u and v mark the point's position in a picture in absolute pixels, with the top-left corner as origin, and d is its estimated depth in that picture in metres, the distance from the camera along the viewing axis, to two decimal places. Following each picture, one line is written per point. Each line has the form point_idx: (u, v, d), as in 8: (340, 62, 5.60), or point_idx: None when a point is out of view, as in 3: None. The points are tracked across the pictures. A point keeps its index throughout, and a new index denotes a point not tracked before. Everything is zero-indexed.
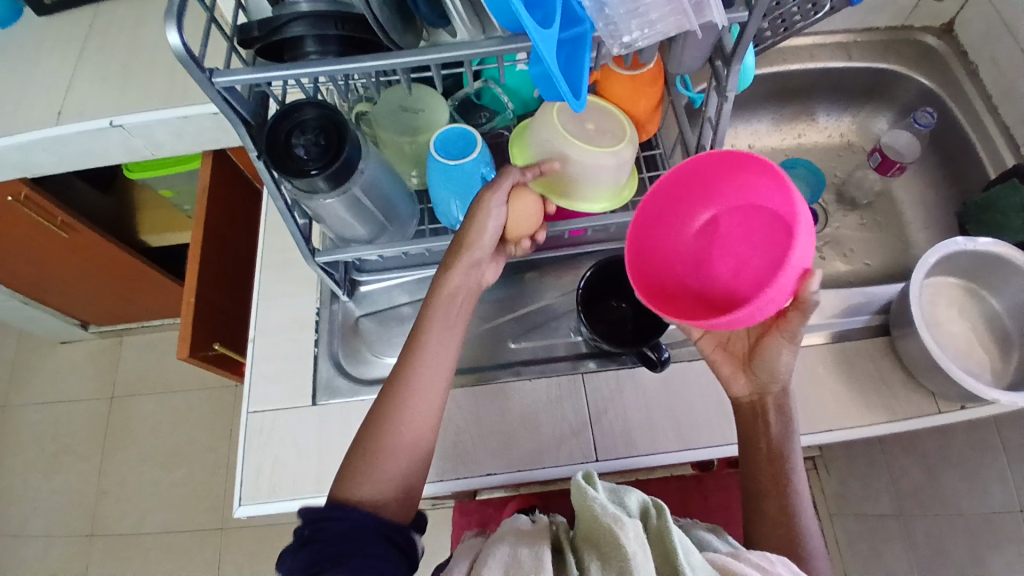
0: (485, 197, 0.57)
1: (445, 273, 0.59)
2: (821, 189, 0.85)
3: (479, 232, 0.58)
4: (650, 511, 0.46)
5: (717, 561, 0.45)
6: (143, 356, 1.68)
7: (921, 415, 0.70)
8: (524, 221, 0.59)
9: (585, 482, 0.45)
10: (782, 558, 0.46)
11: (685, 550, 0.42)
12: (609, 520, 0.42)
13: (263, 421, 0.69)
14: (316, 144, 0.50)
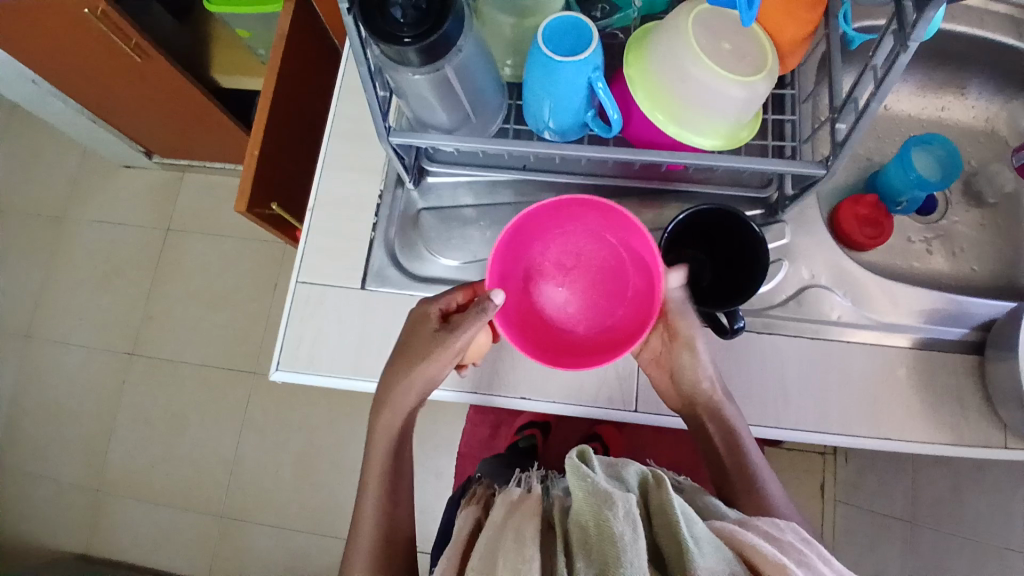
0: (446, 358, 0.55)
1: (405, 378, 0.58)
2: (955, 172, 0.74)
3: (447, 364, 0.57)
4: (651, 485, 0.44)
5: (726, 532, 0.41)
6: (200, 198, 1.71)
7: (988, 445, 0.64)
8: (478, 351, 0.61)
9: (577, 461, 0.44)
10: (793, 524, 0.42)
11: (688, 522, 0.39)
12: (598, 501, 0.40)
13: (310, 293, 0.68)
14: (415, 7, 0.44)
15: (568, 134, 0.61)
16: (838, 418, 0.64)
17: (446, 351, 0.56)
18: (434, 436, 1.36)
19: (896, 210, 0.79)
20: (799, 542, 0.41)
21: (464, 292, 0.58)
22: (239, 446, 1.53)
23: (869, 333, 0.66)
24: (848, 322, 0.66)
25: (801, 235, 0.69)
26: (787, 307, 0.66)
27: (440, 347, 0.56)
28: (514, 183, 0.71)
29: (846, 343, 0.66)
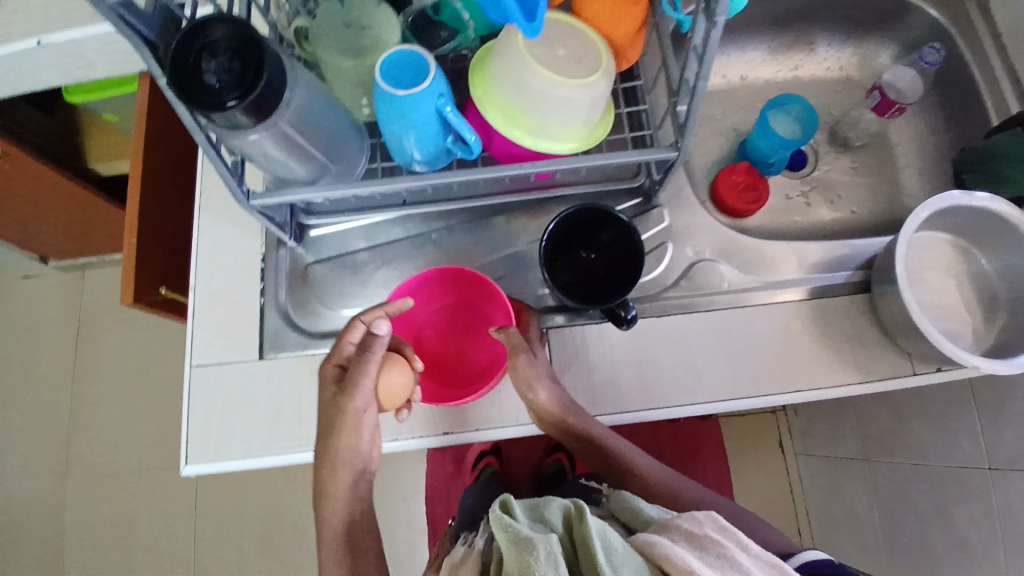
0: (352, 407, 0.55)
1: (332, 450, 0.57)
2: (814, 128, 0.79)
3: (359, 427, 0.56)
4: (573, 516, 0.43)
5: (646, 543, 0.42)
6: (106, 292, 1.63)
7: (895, 376, 0.67)
8: (404, 395, 0.58)
9: (500, 512, 0.44)
10: (712, 513, 0.43)
11: (607, 550, 0.39)
12: (520, 550, 0.39)
13: (208, 376, 0.65)
14: (230, 69, 0.42)
15: (435, 162, 0.60)
16: (753, 381, 0.65)
17: (343, 414, 0.55)
18: (398, 484, 1.32)
19: (770, 172, 0.82)
20: (717, 533, 0.41)
21: (354, 334, 0.57)
22: (195, 543, 1.44)
23: (762, 292, 0.69)
24: (741, 286, 0.69)
25: (683, 215, 0.71)
26: (680, 286, 0.69)
27: (335, 407, 0.55)
28: (400, 219, 0.71)
29: (744, 307, 0.68)
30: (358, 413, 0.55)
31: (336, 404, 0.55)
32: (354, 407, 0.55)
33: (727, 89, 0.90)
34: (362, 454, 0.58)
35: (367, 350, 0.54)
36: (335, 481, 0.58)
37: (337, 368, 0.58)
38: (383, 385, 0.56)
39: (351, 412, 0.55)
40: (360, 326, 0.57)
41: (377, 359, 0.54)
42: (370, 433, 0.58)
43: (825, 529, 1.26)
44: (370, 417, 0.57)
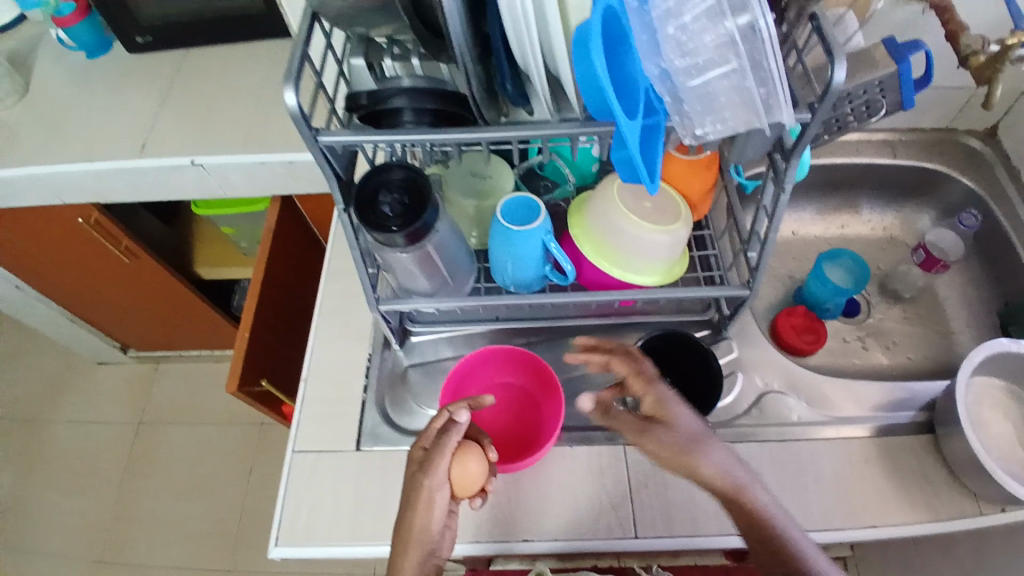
0: (423, 490, 0.56)
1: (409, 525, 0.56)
2: (866, 281, 0.87)
3: (432, 509, 0.57)
4: None
5: None
6: (176, 386, 1.78)
7: (963, 516, 0.68)
8: (477, 483, 0.59)
9: None
10: None
11: None
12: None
13: (306, 462, 0.71)
14: (400, 203, 0.54)
15: (530, 286, 0.70)
16: (823, 514, 0.67)
17: (417, 491, 0.56)
18: None
19: (827, 315, 0.89)
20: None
21: (439, 420, 0.59)
22: None
23: (829, 427, 0.72)
24: (807, 421, 0.73)
25: (748, 347, 0.78)
26: (751, 415, 0.73)
27: (412, 485, 0.57)
28: (490, 334, 0.79)
29: (810, 440, 0.71)
30: (430, 494, 0.56)
31: (413, 481, 0.57)
32: (428, 487, 0.56)
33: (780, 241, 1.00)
34: (433, 537, 0.57)
35: (446, 437, 0.57)
36: (401, 569, 0.56)
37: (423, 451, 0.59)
38: (459, 471, 0.58)
39: (425, 491, 0.56)
40: (445, 414, 0.59)
41: (451, 446, 0.57)
42: (441, 516, 0.58)
43: None
44: (441, 501, 0.57)
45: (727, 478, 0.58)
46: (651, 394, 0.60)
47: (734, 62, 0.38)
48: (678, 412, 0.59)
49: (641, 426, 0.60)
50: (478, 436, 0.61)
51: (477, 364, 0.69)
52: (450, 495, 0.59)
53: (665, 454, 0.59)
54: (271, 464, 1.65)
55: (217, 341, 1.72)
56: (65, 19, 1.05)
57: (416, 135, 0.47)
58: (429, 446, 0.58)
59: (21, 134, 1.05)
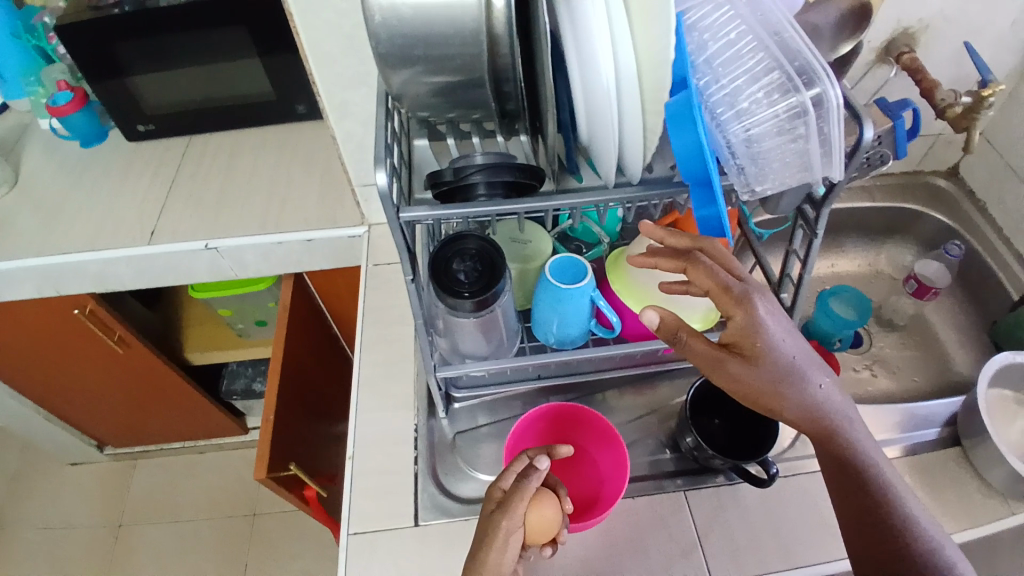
0: (501, 524, 0.55)
1: (484, 556, 0.54)
2: (868, 311, 0.93)
3: (506, 552, 0.55)
4: None
5: None
6: (156, 480, 1.68)
7: (1003, 522, 0.71)
8: (550, 531, 0.59)
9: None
10: None
11: None
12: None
13: (365, 542, 0.69)
14: (473, 270, 0.57)
15: (574, 342, 0.72)
16: None
17: (495, 529, 0.55)
18: None
19: (835, 349, 0.95)
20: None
21: (521, 464, 0.59)
22: None
23: None
24: None
25: None
26: (796, 447, 0.75)
27: (489, 524, 0.56)
28: (532, 393, 0.80)
29: None
30: (507, 536, 0.55)
31: (491, 519, 0.56)
32: (506, 528, 0.55)
33: None
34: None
35: (526, 479, 0.57)
36: None
37: (502, 492, 0.59)
38: (535, 516, 0.58)
39: (502, 532, 0.55)
40: (525, 459, 0.60)
41: (531, 491, 0.56)
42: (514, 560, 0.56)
43: None
44: (517, 544, 0.56)
45: (811, 419, 0.55)
46: (741, 316, 0.52)
47: (800, 131, 0.43)
48: (768, 337, 0.52)
49: (721, 353, 0.53)
50: (554, 485, 0.61)
51: (535, 419, 0.70)
52: (522, 540, 0.58)
53: (744, 388, 0.54)
54: (268, 557, 1.56)
55: (204, 429, 1.65)
56: (61, 108, 1.05)
57: (494, 207, 0.52)
58: (508, 488, 0.58)
59: (16, 225, 1.02)
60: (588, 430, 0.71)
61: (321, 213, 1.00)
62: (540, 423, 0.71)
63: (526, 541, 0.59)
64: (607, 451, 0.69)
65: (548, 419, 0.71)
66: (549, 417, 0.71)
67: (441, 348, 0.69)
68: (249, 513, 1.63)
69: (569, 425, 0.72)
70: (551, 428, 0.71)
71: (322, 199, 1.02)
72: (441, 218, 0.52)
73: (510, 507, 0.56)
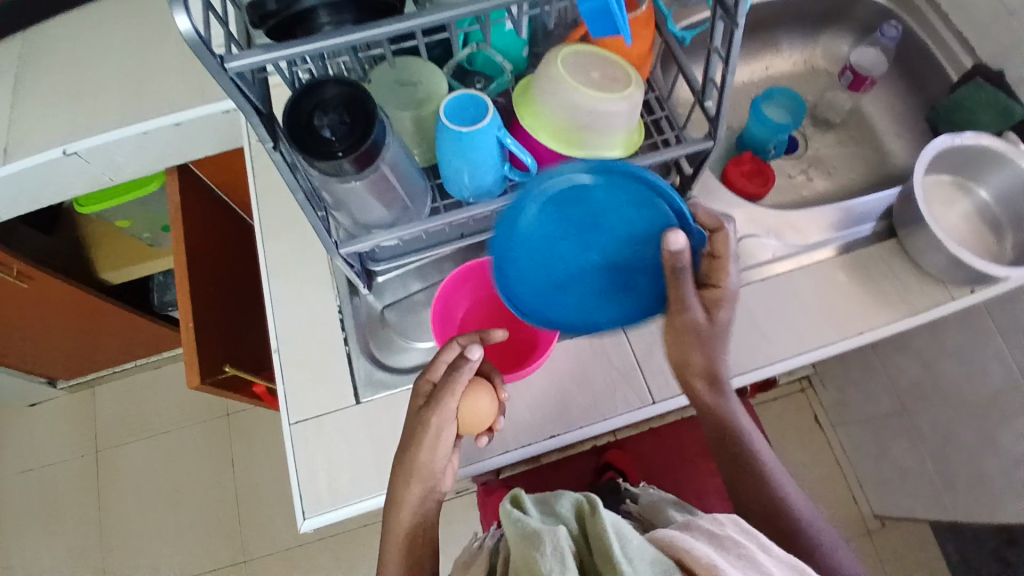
0: (429, 422, 0.57)
1: (415, 453, 0.58)
2: (803, 113, 0.88)
3: (437, 447, 0.58)
4: (584, 510, 0.45)
5: (670, 540, 0.44)
6: (121, 402, 1.65)
7: (936, 304, 0.72)
8: (484, 420, 0.60)
9: (510, 507, 0.46)
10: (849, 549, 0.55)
11: (622, 540, 0.41)
12: (529, 545, 0.42)
13: (309, 430, 0.66)
14: (341, 123, 0.49)
15: (492, 193, 0.65)
16: (814, 335, 0.70)
17: (425, 428, 0.57)
18: (455, 537, 1.33)
19: (770, 157, 0.91)
20: (739, 535, 0.44)
21: (451, 354, 0.58)
22: None
23: (800, 257, 0.74)
24: (780, 256, 0.75)
25: (711, 201, 0.79)
26: (730, 263, 0.74)
27: (418, 422, 0.58)
28: (459, 252, 0.75)
29: (784, 273, 0.74)
30: (438, 432, 0.57)
31: (419, 418, 0.58)
32: (435, 425, 0.57)
33: None
34: (434, 473, 0.59)
35: (457, 371, 0.57)
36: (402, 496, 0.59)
37: (430, 385, 0.60)
38: (466, 406, 0.58)
39: (432, 429, 0.57)
40: (455, 349, 0.58)
41: (459, 385, 0.57)
42: (447, 451, 0.59)
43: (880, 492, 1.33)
44: (449, 436, 0.58)
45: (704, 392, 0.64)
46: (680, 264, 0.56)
47: None
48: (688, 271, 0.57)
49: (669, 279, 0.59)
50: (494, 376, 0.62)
51: (461, 272, 0.65)
52: (457, 430, 0.60)
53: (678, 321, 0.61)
54: (252, 449, 1.59)
55: (153, 346, 1.59)
56: None
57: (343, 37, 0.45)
58: (439, 380, 0.58)
59: None
60: None
61: (189, 90, 0.85)
62: (466, 277, 0.66)
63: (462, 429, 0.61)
64: None
65: (475, 272, 0.66)
66: (472, 270, 0.66)
67: (343, 223, 0.62)
68: (223, 414, 1.63)
69: (497, 273, 0.67)
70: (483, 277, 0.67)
71: (187, 74, 0.86)
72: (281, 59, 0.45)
73: (439, 404, 0.57)
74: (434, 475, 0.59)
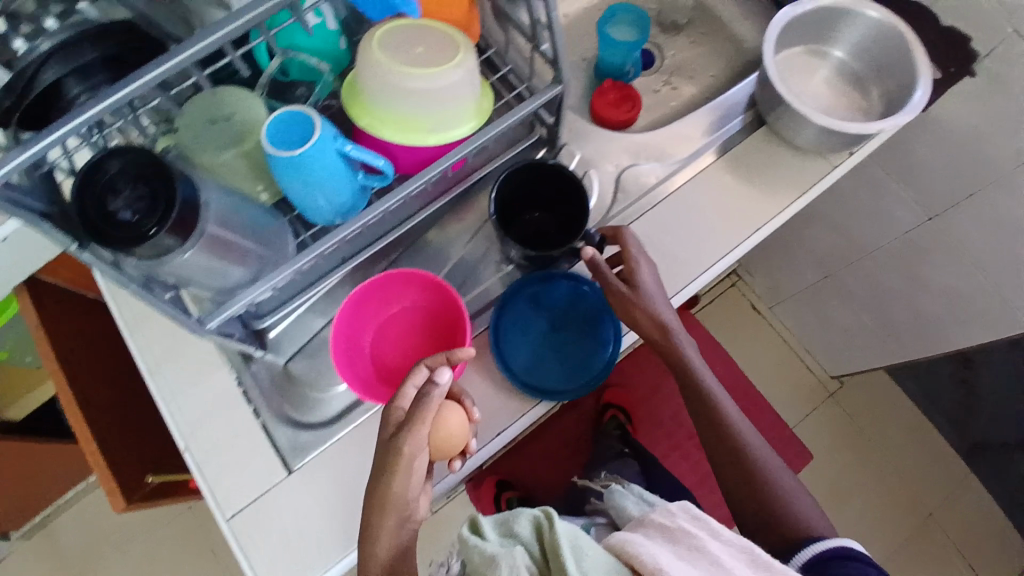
0: (406, 447, 0.52)
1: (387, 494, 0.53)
2: (649, 25, 0.85)
3: (411, 476, 0.54)
4: (541, 523, 0.47)
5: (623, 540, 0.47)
6: (71, 537, 1.50)
7: (823, 177, 0.72)
8: (456, 445, 0.57)
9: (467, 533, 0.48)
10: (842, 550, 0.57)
11: (577, 556, 0.44)
12: None
13: (248, 519, 0.60)
14: (141, 197, 0.42)
15: (356, 207, 0.61)
16: (721, 244, 0.70)
17: (398, 457, 0.52)
18: None
19: (630, 79, 0.88)
20: (688, 523, 0.48)
21: (420, 376, 0.55)
22: None
23: (682, 171, 0.72)
24: (666, 176, 0.73)
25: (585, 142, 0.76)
26: (620, 200, 0.72)
27: (389, 450, 0.53)
28: (348, 279, 0.68)
29: (676, 192, 0.72)
30: (411, 461, 0.53)
31: (391, 447, 0.53)
32: (409, 453, 0.52)
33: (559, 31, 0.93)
34: (409, 499, 0.54)
35: (425, 399, 0.52)
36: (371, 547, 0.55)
37: (400, 411, 0.54)
38: (440, 431, 0.56)
39: (405, 458, 0.52)
40: (423, 372, 0.55)
41: (430, 411, 0.52)
42: (419, 481, 0.55)
43: (831, 354, 1.39)
44: (420, 465, 0.54)
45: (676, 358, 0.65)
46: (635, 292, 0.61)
47: None
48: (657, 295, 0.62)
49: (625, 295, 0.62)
50: (456, 395, 0.59)
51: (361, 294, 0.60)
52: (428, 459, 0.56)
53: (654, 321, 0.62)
54: None
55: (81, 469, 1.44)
56: None
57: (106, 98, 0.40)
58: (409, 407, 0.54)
59: None
60: (422, 287, 0.62)
61: None
62: (372, 299, 0.61)
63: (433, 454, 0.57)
64: (447, 299, 0.61)
65: (381, 294, 0.62)
66: (375, 293, 0.61)
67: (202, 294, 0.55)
68: (186, 508, 1.52)
69: (401, 290, 0.62)
70: (393, 297, 0.63)
71: None
72: (57, 141, 0.39)
73: (413, 425, 0.52)
74: (409, 501, 0.55)
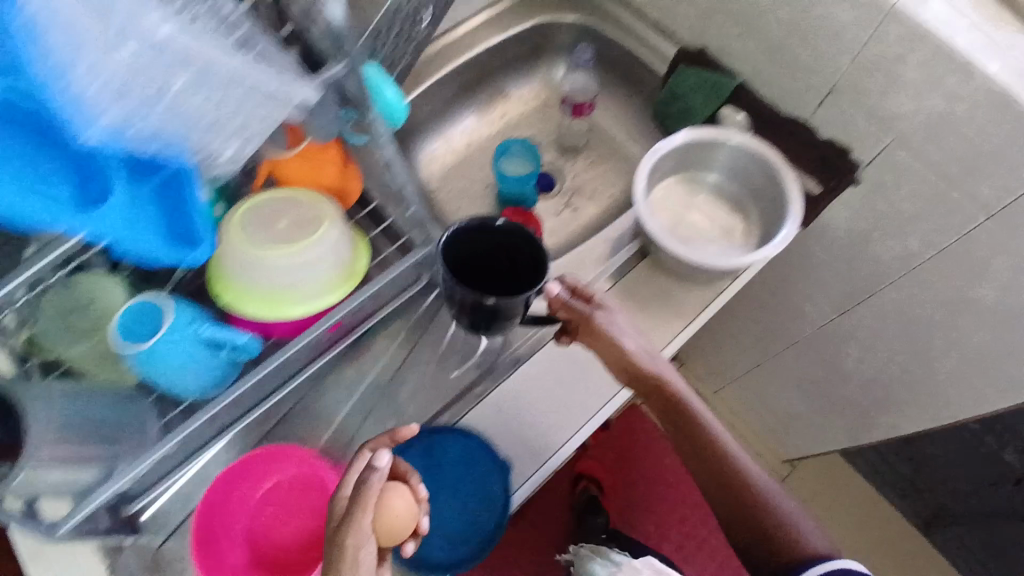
0: (356, 528, 0.50)
1: None
2: (537, 157, 0.89)
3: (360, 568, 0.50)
4: None
5: None
6: None
7: (706, 304, 0.75)
8: (403, 529, 0.54)
9: None
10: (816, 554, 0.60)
11: None
12: None
13: None
14: None
15: (227, 379, 0.59)
16: (614, 380, 0.70)
17: (340, 552, 0.50)
18: None
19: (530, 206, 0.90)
20: None
21: (362, 458, 0.55)
22: None
23: None
24: None
25: None
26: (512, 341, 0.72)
27: (330, 547, 0.50)
28: (233, 444, 0.66)
29: None
30: (356, 555, 0.50)
31: (334, 540, 0.50)
32: (354, 542, 0.50)
33: (460, 159, 0.95)
34: None
35: (365, 484, 0.52)
36: None
37: (343, 500, 0.53)
38: (385, 515, 0.53)
39: (349, 550, 0.50)
40: (363, 457, 0.54)
41: (373, 492, 0.52)
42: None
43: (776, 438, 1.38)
44: (370, 554, 0.51)
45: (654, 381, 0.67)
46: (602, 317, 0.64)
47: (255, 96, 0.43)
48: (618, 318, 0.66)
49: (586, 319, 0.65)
50: (401, 476, 0.57)
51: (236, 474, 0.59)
52: (378, 545, 0.53)
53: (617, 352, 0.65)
54: None
55: None
56: None
57: None
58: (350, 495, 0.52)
59: None
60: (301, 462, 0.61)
61: None
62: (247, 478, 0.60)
63: (381, 541, 0.54)
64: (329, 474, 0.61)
65: (258, 470, 0.60)
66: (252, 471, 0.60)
67: None
68: None
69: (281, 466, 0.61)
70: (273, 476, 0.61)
71: None
72: None
73: (362, 503, 0.51)
74: None
